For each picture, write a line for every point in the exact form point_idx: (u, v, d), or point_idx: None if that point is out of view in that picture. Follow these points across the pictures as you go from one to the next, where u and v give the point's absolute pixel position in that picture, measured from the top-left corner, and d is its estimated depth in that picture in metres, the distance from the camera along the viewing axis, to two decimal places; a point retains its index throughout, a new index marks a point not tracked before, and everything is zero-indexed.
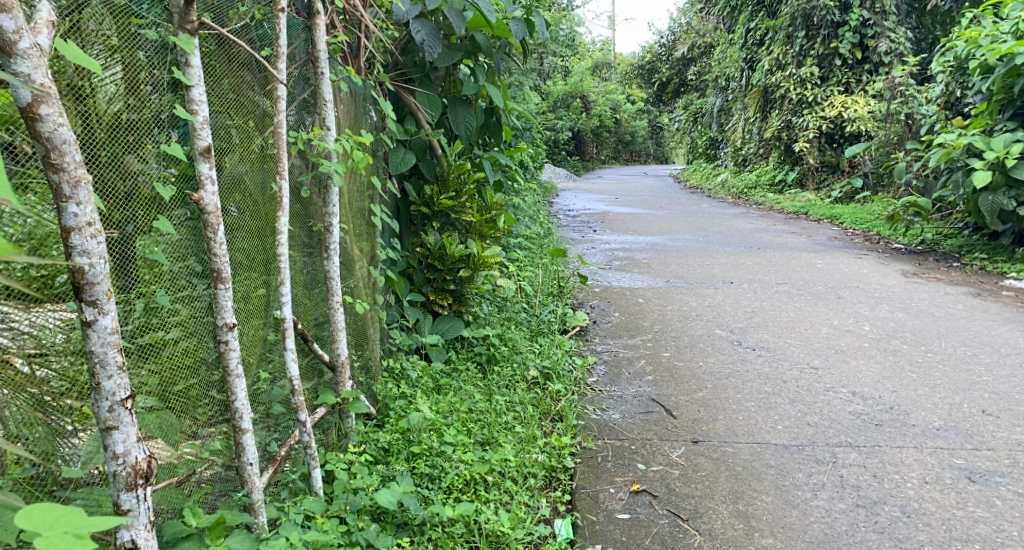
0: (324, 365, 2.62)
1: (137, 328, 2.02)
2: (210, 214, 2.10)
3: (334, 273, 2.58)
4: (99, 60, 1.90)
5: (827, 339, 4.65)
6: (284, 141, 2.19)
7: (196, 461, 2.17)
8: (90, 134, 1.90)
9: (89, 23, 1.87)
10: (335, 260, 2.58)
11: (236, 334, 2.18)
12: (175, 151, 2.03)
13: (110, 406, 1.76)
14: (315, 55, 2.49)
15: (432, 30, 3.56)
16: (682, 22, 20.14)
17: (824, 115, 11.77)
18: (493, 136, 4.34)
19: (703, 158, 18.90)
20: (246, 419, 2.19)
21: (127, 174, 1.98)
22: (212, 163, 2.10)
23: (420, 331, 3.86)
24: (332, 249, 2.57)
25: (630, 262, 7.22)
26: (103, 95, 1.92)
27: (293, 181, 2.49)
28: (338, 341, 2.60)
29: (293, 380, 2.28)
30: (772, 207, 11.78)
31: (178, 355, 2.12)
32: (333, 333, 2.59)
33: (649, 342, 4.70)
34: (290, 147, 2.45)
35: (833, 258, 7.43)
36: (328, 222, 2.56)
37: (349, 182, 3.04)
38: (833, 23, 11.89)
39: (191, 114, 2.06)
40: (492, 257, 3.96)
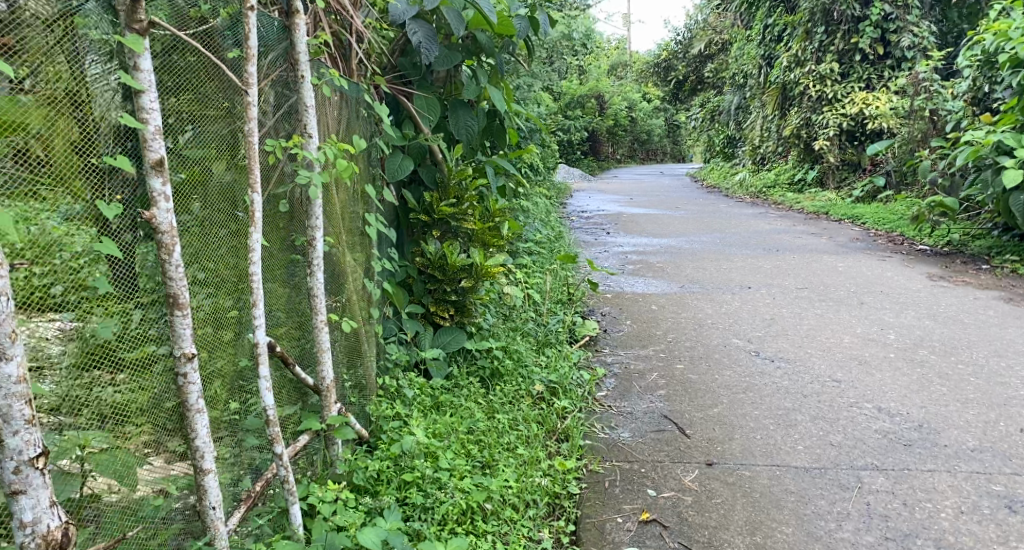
0: (308, 389, 2.45)
1: (132, 340, 2.00)
2: (164, 234, 1.97)
3: (318, 289, 2.40)
4: (94, 63, 1.89)
5: (850, 348, 4.45)
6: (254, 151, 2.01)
7: (157, 497, 2.07)
8: (90, 139, 1.89)
9: (84, 26, 1.87)
10: (318, 276, 2.40)
11: (196, 365, 2.07)
12: (121, 163, 1.88)
13: (16, 467, 1.68)
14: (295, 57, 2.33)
15: (429, 32, 3.41)
16: (699, 19, 19.91)
17: (844, 112, 11.51)
18: (496, 139, 4.16)
19: (720, 157, 18.65)
20: (207, 459, 2.09)
21: (126, 182, 1.97)
22: (165, 178, 1.97)
23: (420, 345, 3.68)
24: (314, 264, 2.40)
25: (643, 265, 7.03)
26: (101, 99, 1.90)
27: (270, 194, 2.35)
28: (321, 363, 2.43)
29: (267, 409, 2.10)
30: (792, 207, 11.54)
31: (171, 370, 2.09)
32: (317, 354, 2.42)
33: (662, 354, 4.52)
34: (270, 156, 2.30)
35: (855, 261, 7.20)
36: (311, 235, 2.39)
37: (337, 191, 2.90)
38: (854, 18, 11.63)
39: (141, 122, 1.92)
40: (497, 267, 3.81)
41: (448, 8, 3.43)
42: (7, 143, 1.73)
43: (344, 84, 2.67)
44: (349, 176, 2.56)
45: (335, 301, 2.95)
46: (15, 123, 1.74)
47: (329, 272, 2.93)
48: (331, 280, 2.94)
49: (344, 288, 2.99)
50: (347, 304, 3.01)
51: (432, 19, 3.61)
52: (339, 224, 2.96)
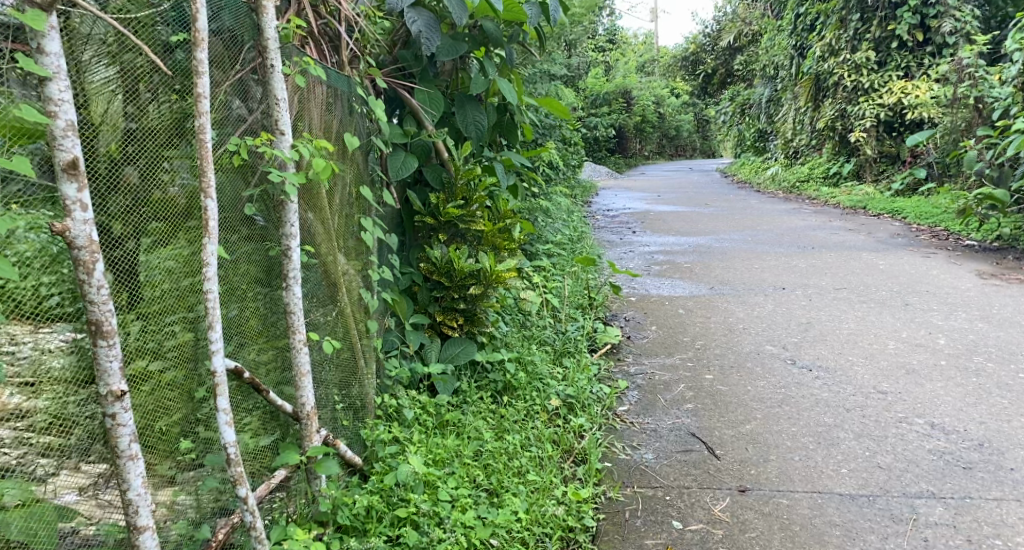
0: (286, 415, 2.35)
1: (134, 348, 2.12)
2: (80, 248, 1.87)
3: (296, 308, 2.34)
4: (92, 62, 2.00)
5: (895, 355, 4.13)
6: (207, 154, 2.07)
7: (122, 528, 2.05)
8: (89, 143, 2.00)
9: (79, 24, 1.97)
10: (295, 290, 2.33)
11: (126, 405, 1.96)
12: (16, 164, 1.73)
13: None
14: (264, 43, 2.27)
15: (430, 20, 3.15)
16: (728, 11, 19.48)
17: (882, 102, 11.09)
18: (507, 136, 3.89)
19: (752, 152, 18.16)
20: (143, 514, 2.00)
21: (126, 187, 2.09)
22: (80, 183, 1.86)
23: (426, 358, 3.43)
24: (290, 278, 2.32)
25: (670, 266, 6.73)
26: (102, 105, 2.02)
27: (237, 199, 2.28)
28: (301, 387, 2.35)
29: (227, 448, 2.06)
30: (827, 203, 11.12)
31: (165, 383, 2.20)
32: (297, 378, 2.34)
33: (690, 363, 4.22)
34: (235, 155, 2.24)
35: (897, 258, 6.84)
36: (287, 244, 2.32)
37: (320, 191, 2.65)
38: (891, 4, 11.18)
39: (49, 117, 1.82)
40: (507, 272, 3.56)
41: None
42: (22, 151, 1.84)
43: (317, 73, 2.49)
44: (328, 176, 2.39)
45: (325, 314, 2.70)
46: (32, 131, 1.83)
47: (316, 282, 2.67)
48: (320, 292, 2.68)
49: (335, 300, 2.73)
50: (342, 318, 2.77)
51: (434, 7, 3.35)
52: (329, 231, 2.72)
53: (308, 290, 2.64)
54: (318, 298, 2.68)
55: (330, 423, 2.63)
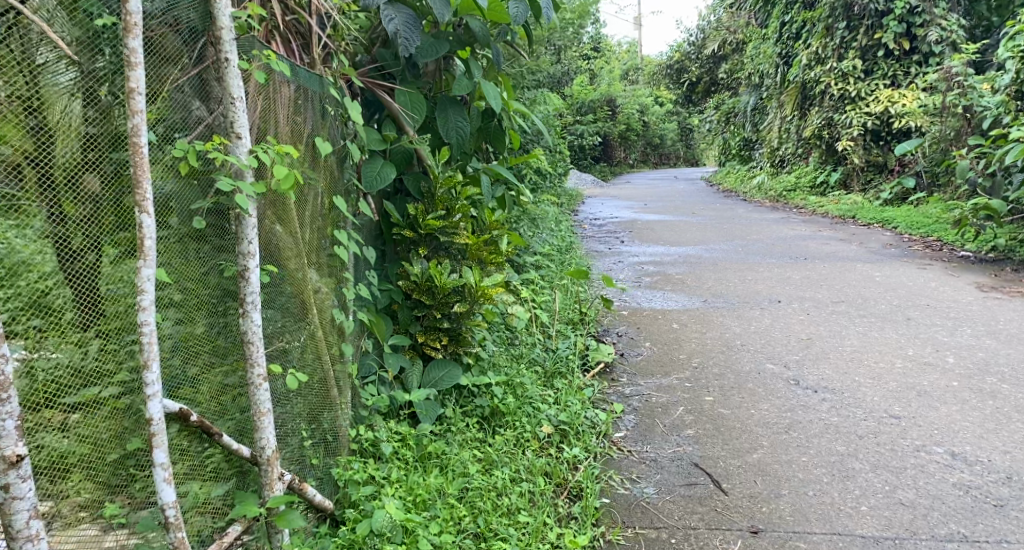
0: (244, 460, 2.17)
1: (91, 373, 1.93)
2: None
3: (255, 337, 2.14)
4: (50, 62, 1.83)
5: (904, 374, 3.90)
6: (146, 162, 1.87)
7: None
8: (45, 148, 1.83)
9: (32, 21, 1.80)
10: (254, 318, 2.12)
11: (24, 473, 1.74)
12: None
13: None
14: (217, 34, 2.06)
15: (409, 18, 2.91)
16: (712, 20, 19.36)
17: (869, 111, 10.95)
18: (494, 142, 3.60)
19: (736, 160, 18.00)
20: None
21: (87, 196, 1.90)
22: None
23: (407, 384, 3.16)
24: (248, 304, 2.11)
25: (661, 277, 6.50)
26: (62, 107, 1.85)
27: (187, 208, 2.05)
28: (261, 428, 2.15)
29: (166, 511, 1.93)
30: (815, 212, 10.93)
31: (120, 412, 1.98)
32: (256, 417, 2.14)
33: (688, 383, 3.97)
34: (180, 164, 2.03)
35: (893, 269, 6.64)
36: (243, 267, 2.12)
37: (282, 203, 2.38)
38: (877, 12, 11.05)
39: None
40: (493, 288, 3.33)
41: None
42: None
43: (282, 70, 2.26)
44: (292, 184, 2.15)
45: (294, 340, 2.44)
46: None
47: (284, 304, 2.41)
48: (287, 315, 2.41)
49: (304, 323, 2.47)
50: (314, 343, 2.51)
51: (415, 6, 3.12)
52: (297, 248, 2.46)
53: (274, 313, 2.37)
54: (285, 322, 2.41)
55: (297, 462, 2.36)
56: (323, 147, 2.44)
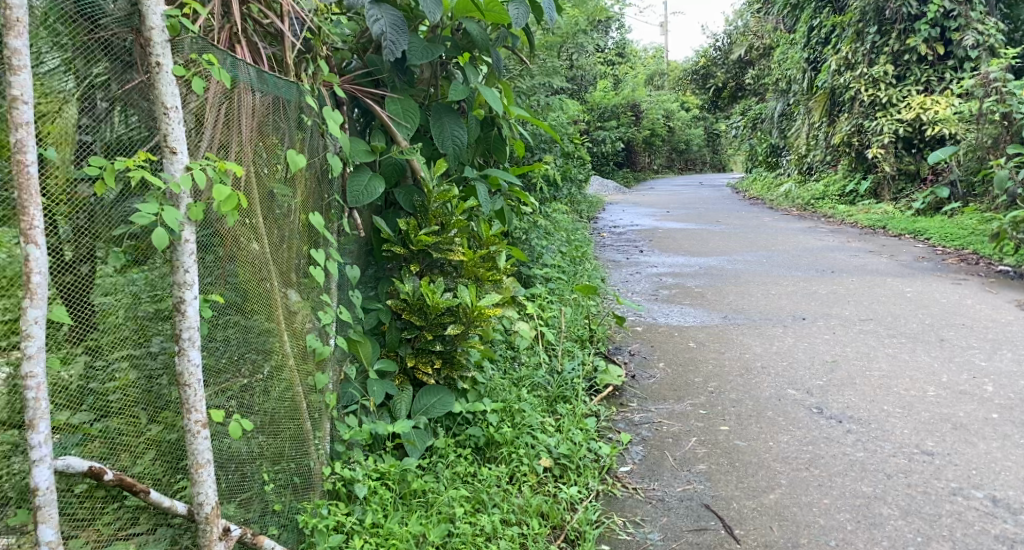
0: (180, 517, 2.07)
1: (77, 393, 1.87)
2: None
3: (193, 378, 2.02)
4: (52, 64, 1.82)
5: (937, 402, 3.63)
6: (31, 182, 1.73)
7: None
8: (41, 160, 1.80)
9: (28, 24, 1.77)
10: (193, 356, 2.02)
11: None
12: None
13: None
14: (145, 35, 1.94)
15: (396, 19, 2.72)
16: (739, 24, 19.01)
17: (900, 117, 10.59)
18: (495, 153, 3.41)
19: (763, 167, 17.61)
20: None
21: (84, 207, 1.87)
22: None
23: (396, 412, 2.95)
24: (185, 341, 2.01)
25: (679, 290, 6.23)
26: (50, 113, 1.82)
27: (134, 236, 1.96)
28: (199, 482, 2.04)
29: None
30: (843, 222, 10.58)
31: (113, 429, 1.95)
32: (193, 469, 2.04)
33: (703, 410, 3.71)
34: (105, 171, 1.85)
35: (925, 284, 6.32)
36: (179, 305, 2.00)
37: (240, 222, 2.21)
38: (910, 16, 10.69)
39: None
40: (490, 308, 3.10)
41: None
42: None
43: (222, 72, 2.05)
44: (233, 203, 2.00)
45: (253, 374, 2.25)
46: None
47: (247, 335, 2.25)
48: (250, 344, 2.25)
49: (268, 355, 2.31)
50: (283, 373, 2.36)
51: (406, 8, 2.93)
52: (260, 270, 2.28)
53: (235, 344, 2.21)
54: (248, 351, 2.25)
55: (258, 510, 2.25)
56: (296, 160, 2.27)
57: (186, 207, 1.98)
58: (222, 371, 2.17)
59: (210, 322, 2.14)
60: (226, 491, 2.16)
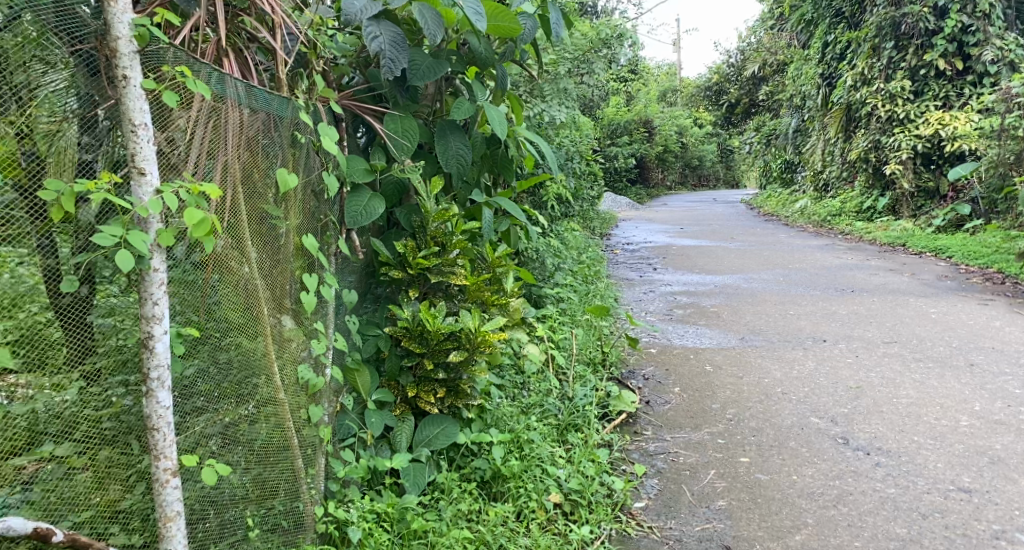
0: None
1: (70, 421, 1.82)
2: None
3: (163, 421, 1.90)
4: (53, 82, 1.74)
5: (971, 433, 3.44)
6: None
7: None
8: (36, 176, 1.73)
9: (33, 43, 1.70)
10: (163, 397, 1.89)
11: None
12: None
13: None
14: (112, 46, 1.81)
15: (395, 36, 2.58)
16: (753, 40, 18.90)
17: (918, 133, 10.40)
18: (502, 171, 3.27)
19: (778, 183, 17.40)
20: None
21: (82, 228, 1.81)
22: None
23: (395, 444, 2.81)
24: (154, 382, 1.88)
25: (694, 310, 6.05)
26: (49, 132, 1.74)
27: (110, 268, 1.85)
28: (167, 536, 1.94)
29: None
30: (862, 239, 10.36)
31: (109, 456, 1.90)
32: (162, 522, 1.93)
33: (721, 439, 3.52)
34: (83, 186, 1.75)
35: (950, 304, 6.12)
36: (147, 339, 1.86)
37: (230, 249, 2.10)
38: (927, 31, 10.53)
39: None
40: (494, 334, 2.98)
41: (424, 8, 2.61)
42: None
43: (195, 87, 1.91)
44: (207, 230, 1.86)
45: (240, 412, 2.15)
46: None
47: (236, 368, 2.13)
48: (237, 377, 2.14)
49: (256, 388, 2.19)
50: (273, 407, 2.26)
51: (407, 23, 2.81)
52: (248, 297, 2.16)
53: (223, 375, 2.09)
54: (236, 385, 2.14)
55: None
56: (288, 179, 2.18)
57: (152, 235, 1.83)
58: (200, 408, 2.03)
59: (189, 353, 2.01)
60: (209, 534, 2.07)
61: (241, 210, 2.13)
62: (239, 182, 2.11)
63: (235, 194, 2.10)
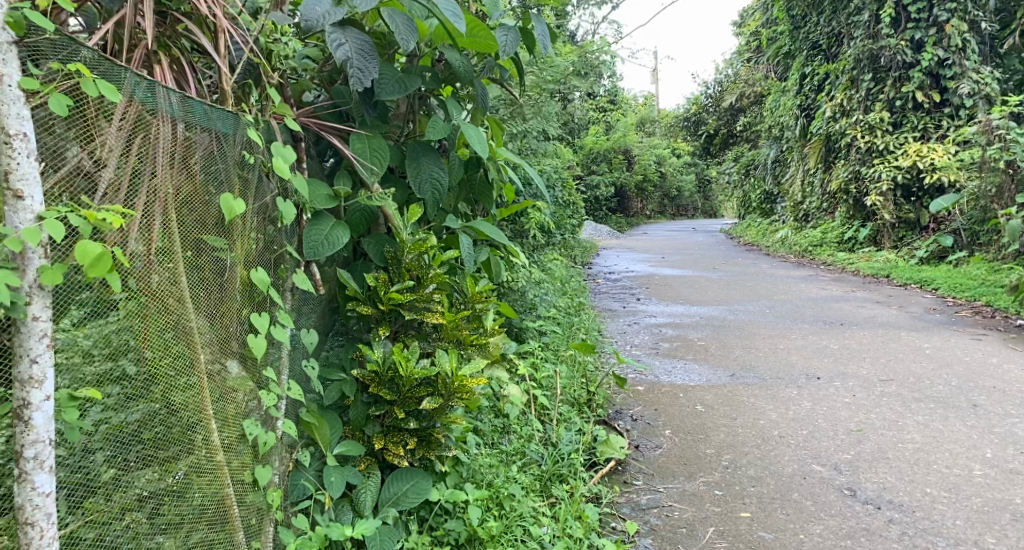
0: None
1: None
2: None
3: (41, 513, 1.62)
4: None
5: (986, 484, 3.18)
6: None
7: None
8: None
9: None
10: (40, 482, 1.62)
11: None
12: None
13: None
14: None
15: (363, 44, 2.30)
16: (730, 72, 18.86)
17: (898, 164, 10.26)
18: (480, 200, 2.98)
19: (756, 213, 17.24)
20: None
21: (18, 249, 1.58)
22: None
23: (358, 503, 2.50)
24: (31, 462, 1.60)
25: (681, 344, 5.77)
26: None
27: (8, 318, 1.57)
28: None
29: None
30: (845, 269, 10.18)
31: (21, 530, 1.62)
32: None
33: (719, 490, 3.23)
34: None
35: (943, 339, 5.89)
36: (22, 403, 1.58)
37: (161, 280, 1.81)
38: (905, 64, 10.43)
39: None
40: (474, 379, 2.67)
41: (393, 12, 2.34)
42: None
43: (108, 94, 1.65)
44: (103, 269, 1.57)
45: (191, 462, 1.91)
46: None
47: (178, 414, 1.88)
48: (188, 421, 1.90)
49: (201, 442, 1.93)
50: (210, 469, 1.96)
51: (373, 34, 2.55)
52: (193, 336, 1.91)
53: (172, 422, 1.87)
54: (177, 434, 1.88)
55: None
56: (239, 205, 1.92)
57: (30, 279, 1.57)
58: (122, 472, 1.77)
59: (120, 404, 1.76)
60: None
61: (176, 240, 1.83)
62: (172, 207, 1.82)
63: (168, 221, 1.81)
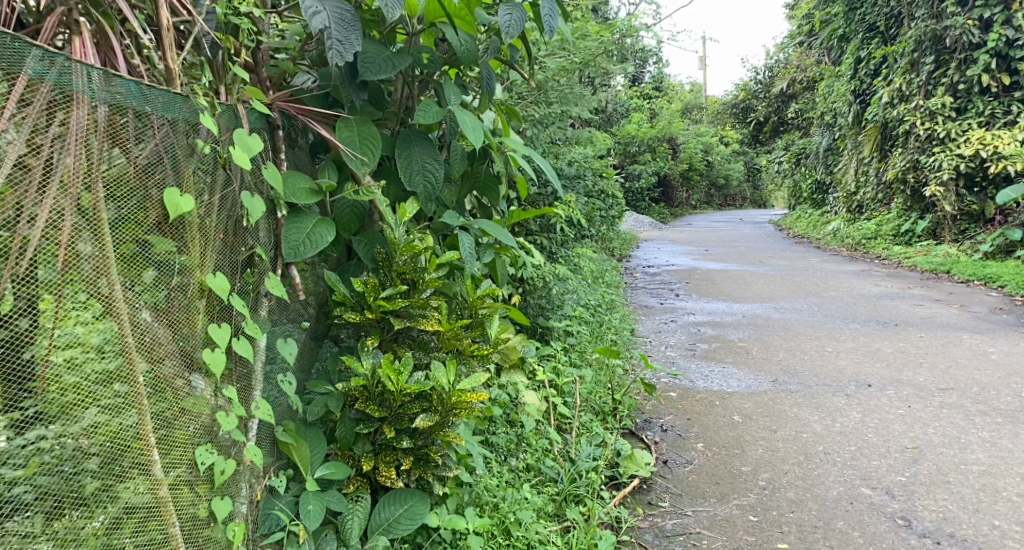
0: None
1: None
2: None
3: None
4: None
5: None
6: None
7: None
8: None
9: None
10: None
11: None
12: None
13: None
14: None
15: (343, 12, 2.04)
16: (783, 57, 18.23)
17: (960, 152, 9.67)
18: (487, 195, 2.69)
19: (807, 204, 16.62)
20: None
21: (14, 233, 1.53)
22: None
23: (345, 532, 2.25)
24: None
25: (721, 344, 5.42)
26: None
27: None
28: None
29: None
30: (900, 264, 9.67)
31: None
32: None
33: (754, 515, 2.92)
34: None
35: (1009, 343, 5.45)
36: None
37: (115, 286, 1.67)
38: (970, 45, 9.84)
39: None
40: (474, 393, 2.38)
41: None
42: None
43: None
44: None
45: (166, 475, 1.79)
46: None
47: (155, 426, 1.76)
48: (181, 425, 1.82)
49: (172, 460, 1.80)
50: (149, 508, 1.76)
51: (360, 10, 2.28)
52: (153, 345, 1.75)
53: (169, 423, 1.79)
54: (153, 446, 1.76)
55: None
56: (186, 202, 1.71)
57: None
58: (109, 484, 1.69)
59: (121, 405, 1.70)
60: None
61: (109, 240, 1.66)
62: (98, 201, 1.64)
63: (96, 216, 1.64)
